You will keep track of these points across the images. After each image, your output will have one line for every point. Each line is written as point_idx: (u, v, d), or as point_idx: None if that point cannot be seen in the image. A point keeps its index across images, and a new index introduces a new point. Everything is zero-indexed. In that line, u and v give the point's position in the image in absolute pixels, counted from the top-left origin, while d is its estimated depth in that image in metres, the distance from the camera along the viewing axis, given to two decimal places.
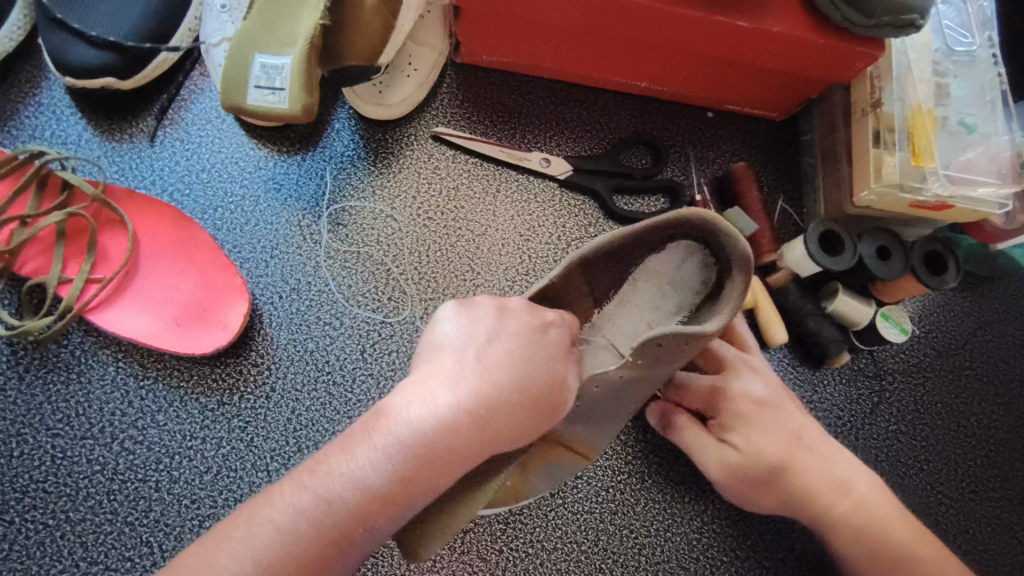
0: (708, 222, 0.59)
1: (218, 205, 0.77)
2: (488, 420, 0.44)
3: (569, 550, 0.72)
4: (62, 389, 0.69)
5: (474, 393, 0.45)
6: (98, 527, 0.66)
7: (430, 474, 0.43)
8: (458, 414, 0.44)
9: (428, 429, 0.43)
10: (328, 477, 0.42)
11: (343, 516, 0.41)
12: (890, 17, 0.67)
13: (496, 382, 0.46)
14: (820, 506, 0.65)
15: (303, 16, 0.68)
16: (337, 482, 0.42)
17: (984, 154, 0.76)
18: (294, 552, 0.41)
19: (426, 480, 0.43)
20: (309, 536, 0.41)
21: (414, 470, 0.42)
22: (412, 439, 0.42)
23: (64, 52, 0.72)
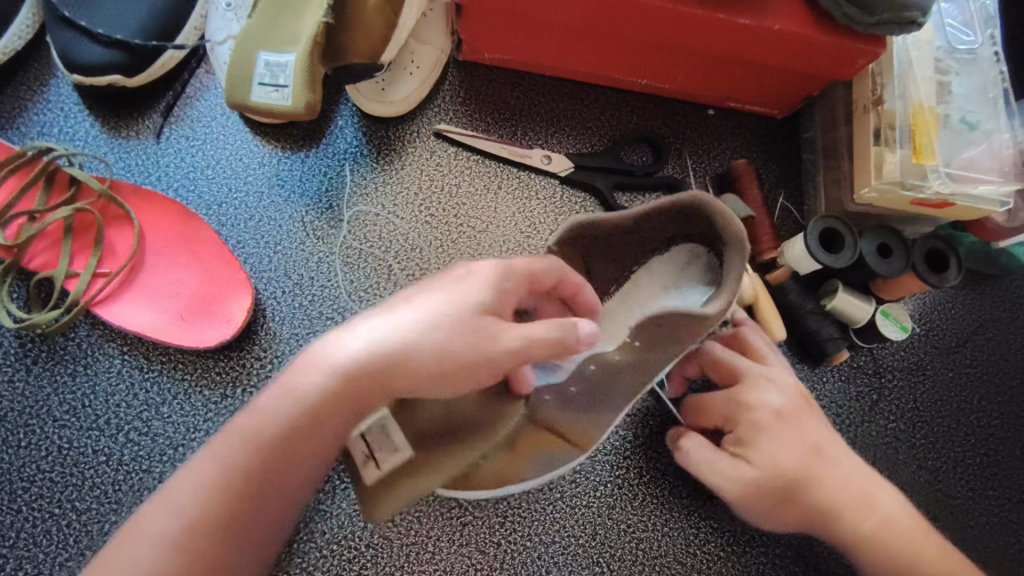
0: (703, 207, 0.63)
1: (222, 201, 0.77)
2: (376, 385, 0.51)
3: (566, 543, 0.73)
4: (69, 381, 0.70)
5: (354, 359, 0.52)
6: (104, 516, 0.67)
7: (323, 420, 0.51)
8: (357, 372, 0.51)
9: (333, 382, 0.51)
10: (311, 381, 0.52)
11: (271, 451, 0.50)
12: (891, 14, 0.67)
13: (442, 351, 0.52)
14: (847, 526, 0.64)
15: (306, 15, 0.69)
16: (271, 421, 0.51)
17: (986, 151, 0.76)
18: (220, 490, 0.49)
19: (319, 425, 0.51)
20: (234, 470, 0.50)
21: (298, 411, 0.51)
22: (323, 391, 0.51)
23: (72, 49, 0.73)
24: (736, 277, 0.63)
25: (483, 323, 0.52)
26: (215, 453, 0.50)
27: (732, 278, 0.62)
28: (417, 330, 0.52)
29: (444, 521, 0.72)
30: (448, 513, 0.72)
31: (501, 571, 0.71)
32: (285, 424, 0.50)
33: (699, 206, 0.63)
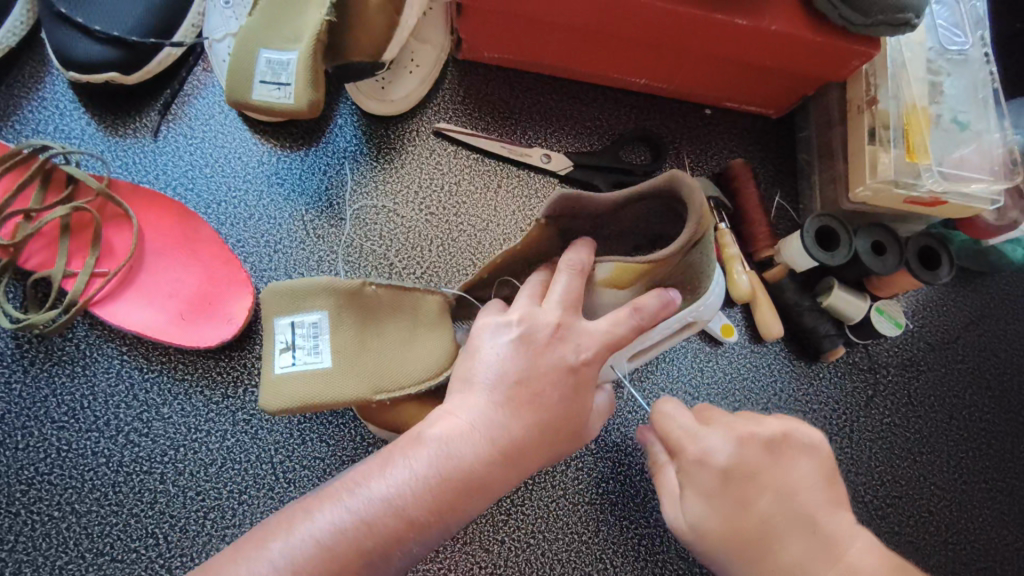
0: (676, 184, 0.56)
1: (222, 200, 0.77)
2: (512, 457, 0.49)
3: (570, 540, 0.73)
4: (67, 382, 0.70)
5: (492, 424, 0.48)
6: (105, 518, 0.66)
7: (455, 494, 0.46)
8: (483, 445, 0.48)
9: (450, 455, 0.47)
10: (364, 497, 0.45)
11: (381, 533, 0.43)
12: (885, 16, 0.68)
13: (557, 360, 0.52)
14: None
15: (308, 13, 0.69)
16: (372, 500, 0.44)
17: (976, 151, 0.78)
18: (324, 557, 0.42)
19: (454, 500, 0.46)
20: (342, 543, 0.43)
21: (429, 485, 0.45)
22: (447, 466, 0.46)
23: (69, 47, 0.73)
24: (692, 233, 0.55)
25: (559, 304, 0.54)
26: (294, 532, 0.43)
27: (683, 236, 0.55)
28: (568, 365, 0.52)
29: None
30: None
31: (505, 569, 0.72)
32: (411, 508, 0.45)
33: (672, 182, 0.56)
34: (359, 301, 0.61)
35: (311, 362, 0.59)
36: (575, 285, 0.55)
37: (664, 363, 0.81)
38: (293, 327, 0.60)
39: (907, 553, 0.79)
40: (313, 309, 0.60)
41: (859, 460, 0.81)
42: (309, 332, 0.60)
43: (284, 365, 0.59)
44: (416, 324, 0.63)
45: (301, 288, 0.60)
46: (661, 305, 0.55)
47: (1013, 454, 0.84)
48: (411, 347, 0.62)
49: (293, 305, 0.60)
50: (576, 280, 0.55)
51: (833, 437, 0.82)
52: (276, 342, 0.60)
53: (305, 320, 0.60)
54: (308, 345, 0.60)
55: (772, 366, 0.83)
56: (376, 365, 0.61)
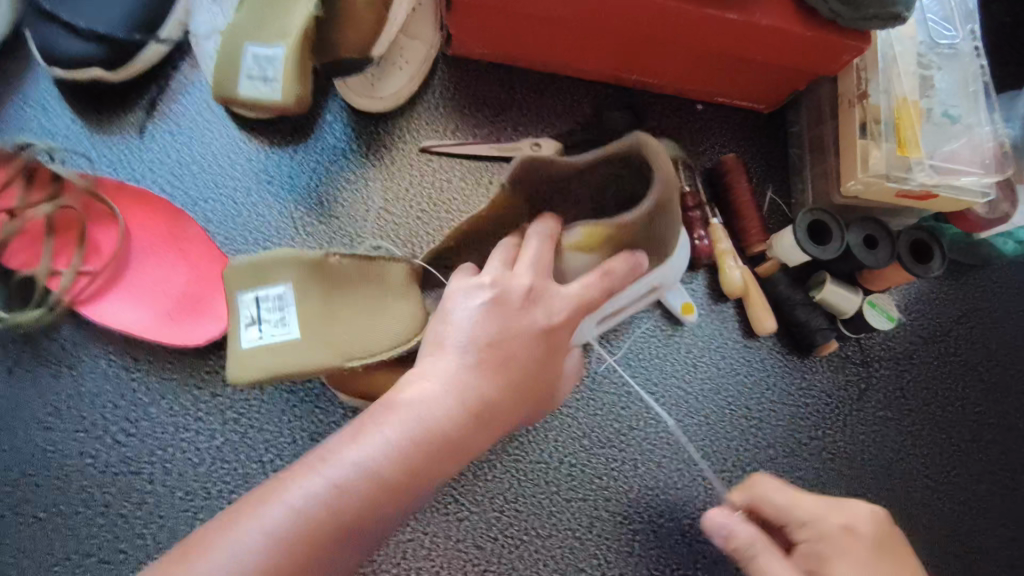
0: (645, 147, 0.57)
1: (209, 197, 0.76)
2: (480, 418, 0.49)
3: (563, 537, 0.73)
4: (53, 383, 0.69)
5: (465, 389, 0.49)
6: (92, 520, 0.66)
7: (427, 456, 0.46)
8: (455, 408, 0.48)
9: (425, 418, 0.47)
10: (338, 464, 0.44)
11: (358, 502, 0.43)
12: (876, 10, 0.68)
13: (528, 323, 0.52)
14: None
15: (295, 9, 0.68)
16: (346, 470, 0.43)
17: (967, 144, 0.78)
18: (301, 532, 0.41)
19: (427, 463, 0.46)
20: (317, 515, 0.42)
21: (403, 447, 0.45)
22: (420, 429, 0.46)
23: (53, 44, 0.72)
24: (655, 194, 0.57)
25: (531, 269, 0.54)
26: (265, 511, 0.41)
27: (652, 197, 0.57)
28: (539, 328, 0.53)
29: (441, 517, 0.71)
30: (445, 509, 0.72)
31: (498, 566, 0.71)
32: (386, 473, 0.44)
33: (641, 146, 0.57)
34: (324, 272, 0.63)
35: (279, 334, 0.62)
36: (545, 247, 0.56)
37: (657, 358, 0.80)
38: (258, 301, 0.62)
39: None
40: (278, 281, 0.62)
41: (853, 453, 0.81)
42: (274, 305, 0.62)
43: (252, 338, 0.62)
44: (384, 293, 0.64)
45: (264, 261, 0.63)
46: (631, 269, 0.57)
47: (1006, 446, 0.84)
48: (380, 316, 0.63)
49: (261, 280, 0.62)
50: (547, 245, 0.56)
51: (826, 431, 0.82)
52: (241, 316, 0.62)
53: (270, 292, 0.62)
54: (274, 317, 0.62)
55: (765, 361, 0.82)
56: (345, 333, 0.62)
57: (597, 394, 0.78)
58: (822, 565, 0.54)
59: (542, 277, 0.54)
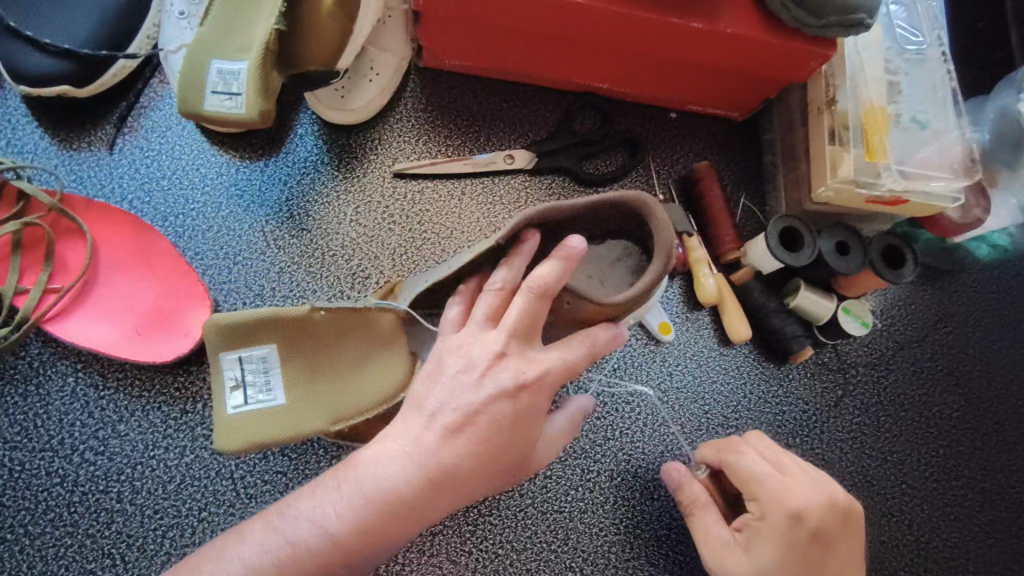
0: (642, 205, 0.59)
1: (180, 212, 0.76)
2: (440, 481, 0.51)
3: (538, 550, 0.72)
4: (20, 401, 0.68)
5: (423, 452, 0.51)
6: (59, 539, 0.65)
7: (379, 521, 0.50)
8: (413, 473, 0.51)
9: (378, 483, 0.51)
10: (296, 522, 0.52)
11: (308, 559, 0.50)
12: (838, 16, 0.68)
13: (497, 385, 0.52)
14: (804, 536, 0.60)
15: (259, 23, 0.68)
16: (303, 527, 0.52)
17: (936, 149, 0.78)
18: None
19: (379, 527, 0.50)
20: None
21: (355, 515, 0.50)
22: (374, 492, 0.51)
23: (19, 61, 0.72)
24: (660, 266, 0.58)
25: (508, 329, 0.53)
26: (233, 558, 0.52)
27: (655, 269, 0.57)
28: (506, 392, 0.52)
29: (414, 532, 0.71)
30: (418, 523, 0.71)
31: None
32: (338, 534, 0.50)
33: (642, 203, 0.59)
34: (307, 331, 0.62)
35: (262, 400, 0.62)
36: (529, 313, 0.53)
37: (632, 368, 0.80)
38: (241, 363, 0.62)
39: (878, 553, 0.79)
40: (259, 345, 0.62)
41: (829, 460, 0.81)
42: (258, 367, 0.62)
43: (237, 404, 0.62)
44: (371, 344, 0.63)
45: (243, 324, 0.61)
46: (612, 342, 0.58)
47: (984, 451, 0.84)
48: (368, 368, 0.63)
49: (242, 343, 0.62)
50: (532, 308, 0.53)
51: (803, 438, 0.81)
52: (225, 379, 0.62)
53: (252, 354, 0.62)
54: (259, 380, 0.62)
55: (741, 368, 0.82)
56: (332, 394, 0.63)
57: None
58: (750, 541, 0.62)
59: (521, 342, 0.53)
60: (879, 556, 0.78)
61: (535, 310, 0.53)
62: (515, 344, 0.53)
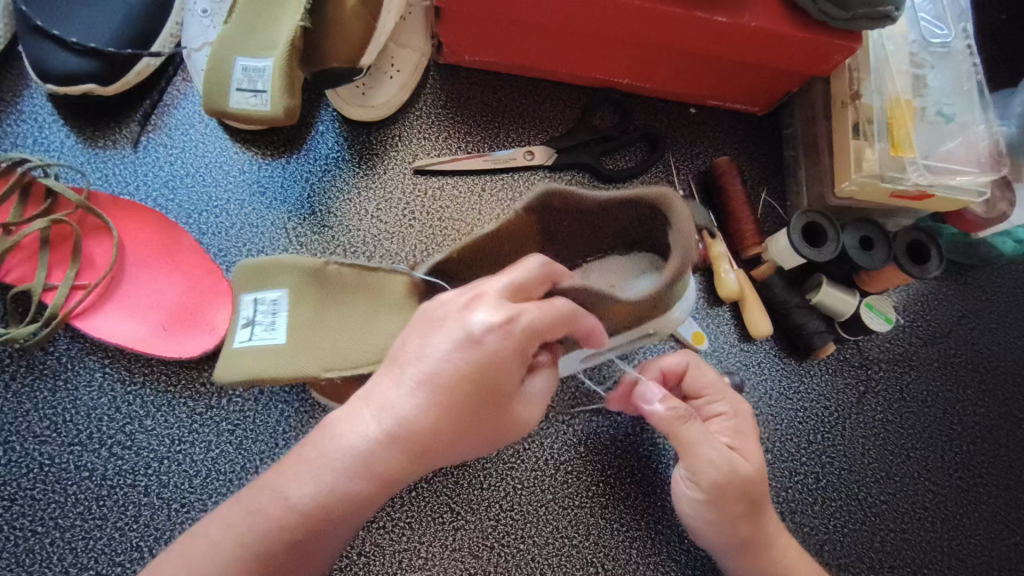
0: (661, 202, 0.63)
1: (203, 209, 0.77)
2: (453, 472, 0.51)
3: (560, 544, 0.72)
4: (49, 397, 0.69)
5: (397, 414, 0.48)
6: (88, 532, 0.66)
7: (363, 498, 0.48)
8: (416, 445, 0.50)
9: (353, 450, 0.48)
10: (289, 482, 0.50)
11: (267, 526, 0.48)
12: (865, 9, 0.68)
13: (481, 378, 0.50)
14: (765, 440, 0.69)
15: (285, 21, 0.69)
16: None
17: (962, 143, 0.77)
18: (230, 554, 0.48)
19: (358, 503, 0.48)
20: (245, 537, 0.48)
21: (340, 493, 0.48)
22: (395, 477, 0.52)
23: (47, 59, 0.73)
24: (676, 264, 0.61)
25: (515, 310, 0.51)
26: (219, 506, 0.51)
27: (671, 265, 0.62)
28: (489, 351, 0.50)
29: (438, 526, 0.71)
30: (440, 518, 0.72)
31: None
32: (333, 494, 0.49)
33: (663, 199, 0.63)
34: (326, 310, 0.64)
35: (266, 338, 0.63)
36: (536, 277, 0.55)
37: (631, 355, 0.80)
38: (255, 303, 0.65)
39: (901, 550, 0.78)
40: (274, 287, 0.65)
41: (852, 456, 0.81)
42: (269, 308, 0.64)
43: (244, 338, 0.64)
44: (375, 308, 0.64)
45: (267, 266, 0.65)
46: (586, 330, 0.57)
47: (1009, 448, 0.83)
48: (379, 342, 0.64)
49: (255, 283, 0.65)
50: (537, 274, 0.55)
51: (825, 434, 0.81)
52: (240, 317, 0.65)
53: (267, 295, 0.65)
54: (263, 321, 0.64)
55: (762, 364, 0.82)
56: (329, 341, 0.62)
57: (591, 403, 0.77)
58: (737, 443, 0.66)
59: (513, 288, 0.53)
60: (902, 553, 0.78)
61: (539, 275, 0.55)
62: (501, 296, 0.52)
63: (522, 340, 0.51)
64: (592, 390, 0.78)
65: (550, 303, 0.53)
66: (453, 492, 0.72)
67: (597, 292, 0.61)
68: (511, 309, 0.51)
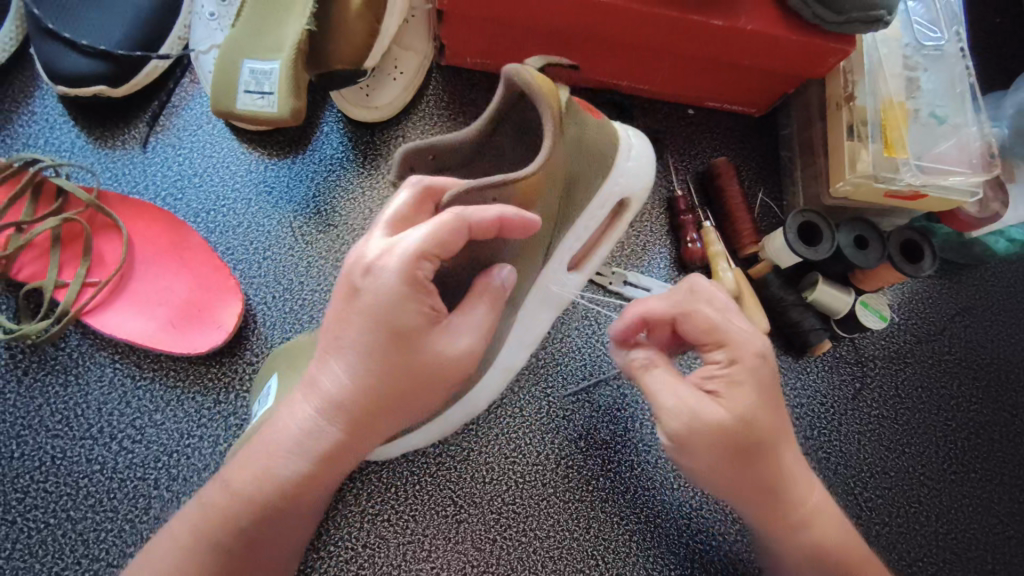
0: (508, 79, 0.56)
1: (211, 208, 0.78)
2: None
3: (560, 537, 0.74)
4: (61, 391, 0.71)
5: (325, 395, 0.50)
6: (99, 524, 0.67)
7: (306, 477, 0.51)
8: None
9: (298, 432, 0.51)
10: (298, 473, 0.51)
11: (214, 516, 0.52)
12: (858, 13, 0.69)
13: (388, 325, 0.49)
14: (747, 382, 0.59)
15: (291, 24, 0.71)
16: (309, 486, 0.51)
17: (954, 144, 0.78)
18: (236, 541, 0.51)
19: (301, 482, 0.51)
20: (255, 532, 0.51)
21: (274, 475, 0.51)
22: None
23: (58, 62, 0.74)
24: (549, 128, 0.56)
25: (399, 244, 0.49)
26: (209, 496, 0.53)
27: (546, 133, 0.56)
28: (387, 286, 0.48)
29: (441, 519, 0.73)
30: (443, 511, 0.73)
31: (495, 567, 0.72)
32: None
33: (505, 83, 0.57)
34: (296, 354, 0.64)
35: (264, 410, 0.62)
36: (411, 203, 0.53)
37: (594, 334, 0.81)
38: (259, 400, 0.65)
39: (896, 543, 0.79)
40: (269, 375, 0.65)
41: (848, 452, 0.82)
42: (263, 395, 0.64)
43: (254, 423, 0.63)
44: None
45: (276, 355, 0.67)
46: (492, 222, 0.51)
47: (1003, 443, 0.84)
48: None
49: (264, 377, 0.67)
50: (412, 199, 0.53)
51: (821, 430, 0.82)
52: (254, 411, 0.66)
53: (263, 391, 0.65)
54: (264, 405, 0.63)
55: None
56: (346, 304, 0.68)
57: (591, 398, 0.79)
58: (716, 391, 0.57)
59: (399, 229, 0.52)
60: (897, 547, 0.79)
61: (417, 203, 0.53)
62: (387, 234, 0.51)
63: (406, 264, 0.48)
64: (591, 386, 0.79)
65: (428, 222, 0.49)
66: (455, 486, 0.74)
67: (486, 181, 0.53)
68: (389, 242, 0.50)
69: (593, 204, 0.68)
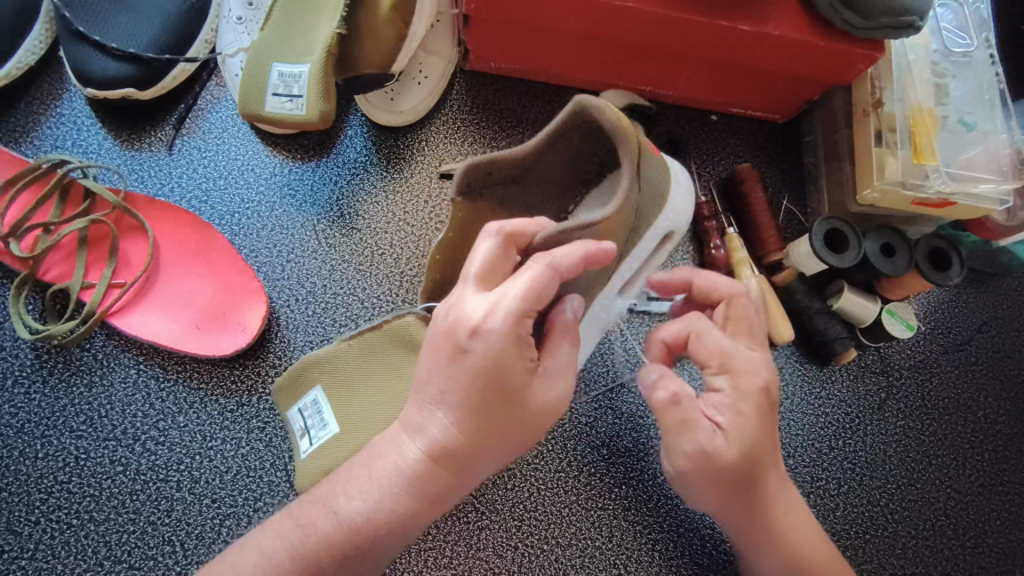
0: (592, 112, 0.56)
1: (235, 210, 0.78)
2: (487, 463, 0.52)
3: (583, 546, 0.73)
4: (85, 393, 0.71)
5: (432, 439, 0.50)
6: (122, 526, 0.67)
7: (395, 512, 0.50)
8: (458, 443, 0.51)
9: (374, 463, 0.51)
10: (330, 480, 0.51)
11: (298, 540, 0.50)
12: (888, 19, 0.68)
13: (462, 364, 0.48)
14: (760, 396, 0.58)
15: (320, 27, 0.71)
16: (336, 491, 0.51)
17: (983, 151, 0.78)
18: (264, 548, 0.51)
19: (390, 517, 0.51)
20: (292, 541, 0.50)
21: (369, 510, 0.50)
22: None
23: (87, 65, 0.75)
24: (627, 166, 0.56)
25: (503, 304, 0.48)
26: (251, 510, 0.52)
27: (628, 173, 0.56)
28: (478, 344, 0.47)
29: (463, 525, 0.72)
30: (464, 518, 0.72)
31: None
32: (371, 495, 0.50)
33: (586, 113, 0.57)
34: (341, 373, 0.63)
35: (323, 434, 0.62)
36: (496, 251, 0.51)
37: (616, 344, 0.81)
38: (301, 412, 0.64)
39: (923, 557, 0.78)
40: (310, 388, 0.64)
41: (871, 461, 0.81)
42: (312, 411, 0.63)
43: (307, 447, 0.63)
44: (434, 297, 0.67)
45: (298, 373, 0.65)
46: (580, 262, 0.50)
47: None
48: None
49: (296, 395, 0.65)
50: (498, 247, 0.51)
51: (845, 439, 0.81)
52: (294, 428, 0.65)
53: (306, 401, 0.64)
54: (316, 422, 0.63)
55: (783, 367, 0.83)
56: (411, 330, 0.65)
57: (614, 404, 0.78)
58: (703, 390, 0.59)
59: (488, 285, 0.51)
60: (923, 561, 0.78)
61: (501, 253, 0.51)
62: (478, 288, 0.50)
63: (512, 322, 0.47)
64: (614, 392, 0.79)
65: (524, 276, 0.48)
66: (477, 492, 0.73)
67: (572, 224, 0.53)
68: (491, 299, 0.48)
69: (642, 239, 0.66)
